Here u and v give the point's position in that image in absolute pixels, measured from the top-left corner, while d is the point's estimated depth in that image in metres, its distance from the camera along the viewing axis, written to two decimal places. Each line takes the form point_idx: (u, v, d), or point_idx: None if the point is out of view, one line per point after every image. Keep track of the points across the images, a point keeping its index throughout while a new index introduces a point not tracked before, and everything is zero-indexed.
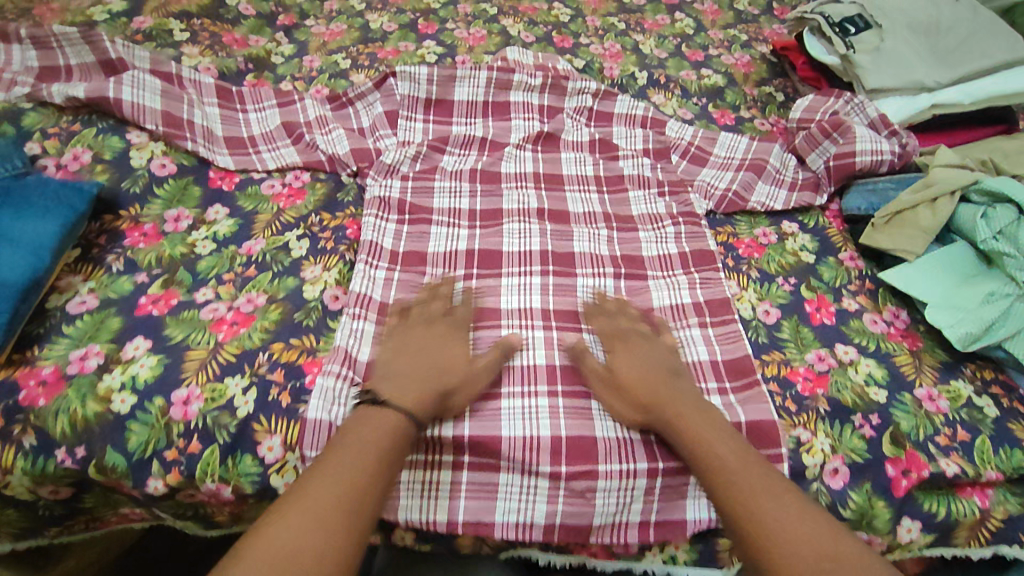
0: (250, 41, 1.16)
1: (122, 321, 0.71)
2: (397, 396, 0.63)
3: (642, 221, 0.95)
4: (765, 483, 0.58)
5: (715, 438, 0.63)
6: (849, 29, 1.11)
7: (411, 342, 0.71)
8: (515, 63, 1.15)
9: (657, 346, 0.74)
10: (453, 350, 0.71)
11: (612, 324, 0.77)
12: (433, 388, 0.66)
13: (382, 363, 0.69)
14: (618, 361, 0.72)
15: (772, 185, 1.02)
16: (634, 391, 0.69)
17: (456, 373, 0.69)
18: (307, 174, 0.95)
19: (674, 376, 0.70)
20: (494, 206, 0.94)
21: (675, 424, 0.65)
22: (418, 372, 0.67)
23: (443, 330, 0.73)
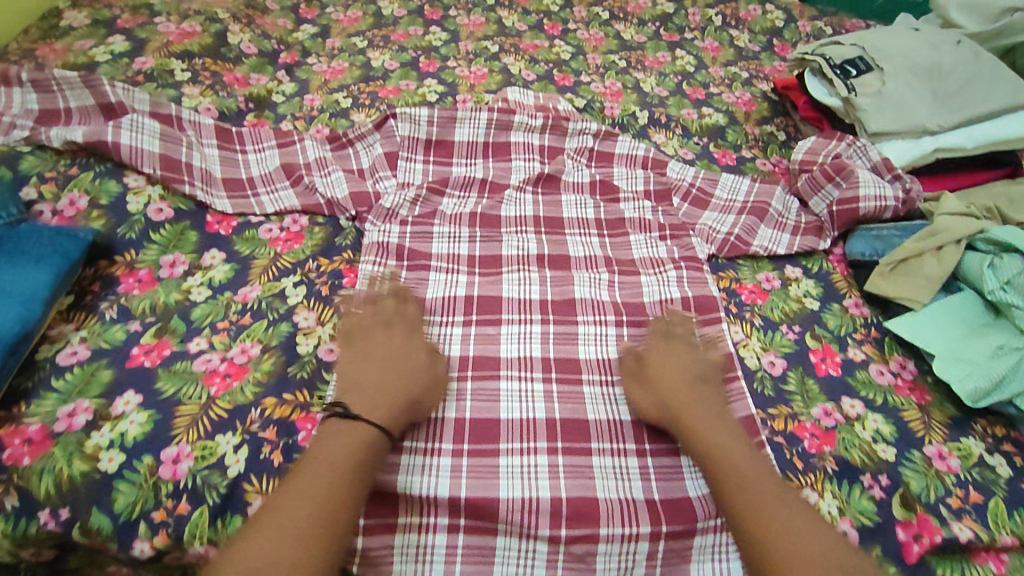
0: (251, 80, 1.16)
1: (113, 373, 0.70)
2: (365, 408, 0.66)
3: (644, 264, 0.94)
4: (774, 491, 0.62)
5: (732, 443, 0.66)
6: (851, 71, 1.11)
7: (373, 351, 0.73)
8: (516, 103, 1.16)
9: (697, 355, 0.78)
10: (413, 355, 0.73)
11: (665, 326, 0.81)
12: (400, 397, 0.68)
13: (347, 374, 0.71)
14: (654, 364, 0.76)
15: (774, 229, 1.01)
16: (659, 390, 0.73)
17: (418, 380, 0.71)
18: (305, 218, 0.95)
19: (700, 381, 0.74)
20: (493, 250, 0.93)
21: (685, 426, 0.69)
22: (382, 382, 0.69)
23: (401, 336, 0.75)
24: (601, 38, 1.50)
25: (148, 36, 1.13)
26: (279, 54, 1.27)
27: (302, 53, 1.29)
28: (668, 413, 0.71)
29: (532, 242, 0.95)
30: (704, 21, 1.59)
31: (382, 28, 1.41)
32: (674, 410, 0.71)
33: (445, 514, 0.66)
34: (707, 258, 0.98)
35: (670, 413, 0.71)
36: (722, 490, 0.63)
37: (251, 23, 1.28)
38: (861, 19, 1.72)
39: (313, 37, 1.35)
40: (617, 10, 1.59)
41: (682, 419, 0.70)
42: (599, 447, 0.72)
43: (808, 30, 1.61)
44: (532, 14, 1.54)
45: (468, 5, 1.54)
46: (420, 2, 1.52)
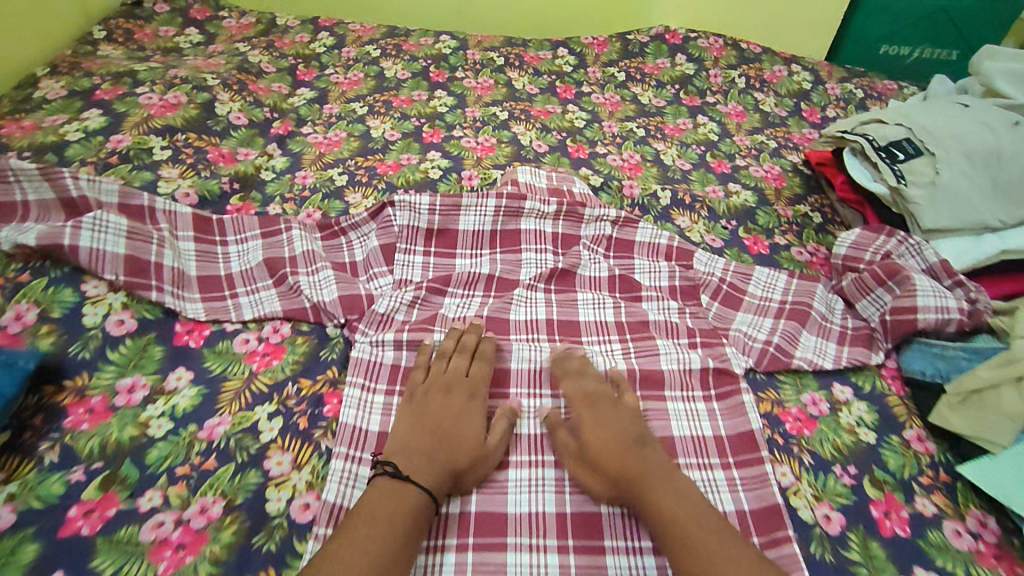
0: (239, 156, 1.07)
1: (42, 546, 0.58)
2: (418, 473, 0.65)
3: (671, 381, 0.83)
4: (712, 533, 0.60)
5: (671, 493, 0.64)
6: (897, 155, 1.01)
7: (428, 411, 0.72)
8: (527, 187, 1.06)
9: (629, 413, 0.74)
10: (470, 424, 0.72)
11: (579, 385, 0.78)
12: (450, 467, 0.67)
13: (400, 432, 0.70)
14: (586, 429, 0.72)
15: (818, 336, 0.91)
16: (603, 461, 0.69)
17: (467, 449, 0.70)
18: (287, 325, 0.84)
19: (640, 445, 0.70)
20: (501, 365, 0.83)
21: (634, 484, 0.66)
22: (434, 447, 0.68)
23: (460, 399, 0.74)
24: (618, 102, 1.40)
25: (126, 109, 1.03)
26: (272, 123, 1.17)
27: (297, 121, 1.20)
28: (614, 477, 0.68)
29: (545, 354, 0.84)
30: (727, 83, 1.49)
31: (385, 92, 1.32)
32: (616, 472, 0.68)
33: None
34: (744, 372, 0.87)
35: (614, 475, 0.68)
36: (668, 542, 0.61)
37: (243, 89, 1.19)
38: (892, 79, 1.63)
39: (310, 103, 1.26)
40: (635, 71, 1.50)
41: (630, 480, 0.66)
42: None
43: (838, 93, 1.52)
44: (544, 75, 1.45)
45: (476, 65, 1.45)
46: (426, 63, 1.43)
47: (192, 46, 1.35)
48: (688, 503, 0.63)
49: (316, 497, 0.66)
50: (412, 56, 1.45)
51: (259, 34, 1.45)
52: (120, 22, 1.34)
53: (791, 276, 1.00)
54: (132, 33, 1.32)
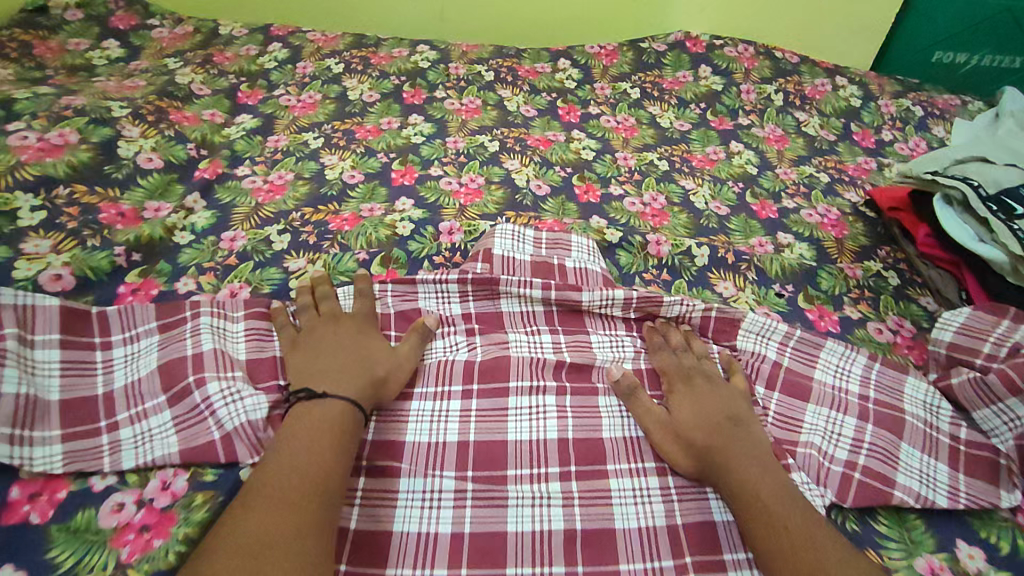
0: (145, 213, 0.82)
1: None
2: (333, 388, 0.61)
3: (731, 535, 0.61)
4: (790, 507, 0.58)
5: (755, 469, 0.61)
6: (1015, 209, 0.78)
7: (325, 340, 0.68)
8: (505, 262, 0.82)
9: (729, 388, 0.70)
10: (368, 338, 0.69)
11: (676, 362, 0.72)
12: (365, 379, 0.64)
13: (304, 361, 0.66)
14: (675, 404, 0.69)
15: (921, 455, 0.70)
16: (690, 437, 0.65)
17: (379, 362, 0.67)
18: (185, 473, 0.60)
19: (733, 427, 0.65)
20: (492, 528, 0.60)
21: (715, 457, 0.63)
22: (344, 365, 0.65)
23: (353, 324, 0.70)
24: (634, 126, 1.15)
25: None
26: (197, 164, 0.92)
27: (230, 160, 0.95)
28: (700, 454, 0.64)
29: (556, 507, 0.62)
30: (762, 100, 1.25)
31: (346, 119, 1.08)
32: (698, 442, 0.64)
33: None
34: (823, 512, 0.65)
35: (695, 445, 0.65)
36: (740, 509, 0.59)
37: (160, 120, 0.94)
38: (950, 93, 1.39)
39: (250, 135, 1.01)
40: (651, 86, 1.25)
41: (714, 457, 0.63)
42: None
43: (893, 111, 1.27)
44: (542, 93, 1.20)
45: (460, 82, 1.20)
46: (399, 80, 1.18)
47: (108, 62, 1.10)
48: (770, 480, 0.60)
49: None
50: (382, 72, 1.20)
51: (196, 47, 1.19)
52: (16, 32, 1.08)
53: (874, 358, 0.77)
54: (29, 46, 1.06)
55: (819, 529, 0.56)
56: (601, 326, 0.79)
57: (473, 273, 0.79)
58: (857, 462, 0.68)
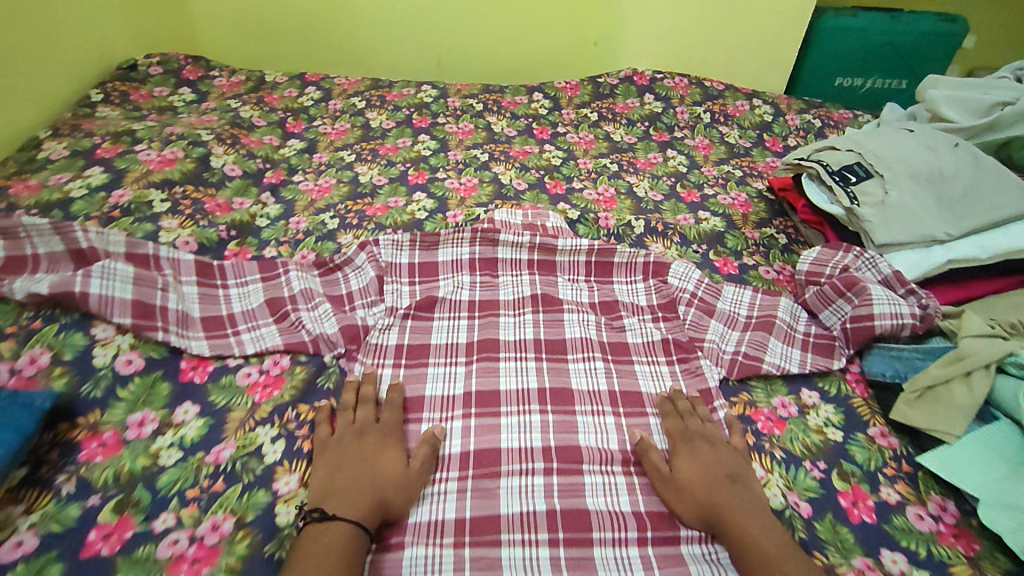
0: (234, 205, 1.13)
1: (66, 568, 0.64)
2: (340, 511, 0.68)
3: (651, 399, 0.90)
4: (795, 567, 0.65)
5: (754, 519, 0.70)
6: (851, 178, 1.09)
7: (344, 456, 0.75)
8: (502, 224, 1.12)
9: (727, 449, 0.80)
10: (387, 458, 0.75)
11: (680, 426, 0.83)
12: (371, 497, 0.70)
13: (327, 476, 0.73)
14: (682, 464, 0.77)
15: (784, 343, 0.97)
16: (693, 491, 0.74)
17: (393, 480, 0.73)
18: (287, 357, 0.89)
19: (732, 481, 0.75)
20: (490, 387, 0.89)
21: (722, 516, 0.71)
22: (360, 484, 0.71)
23: (374, 439, 0.77)
24: (592, 140, 1.49)
25: (126, 166, 1.09)
26: (264, 173, 1.24)
27: (288, 170, 1.27)
28: (702, 507, 0.72)
29: (532, 375, 0.91)
30: (693, 119, 1.59)
31: (371, 141, 1.40)
32: (708, 501, 0.73)
33: None
34: (718, 383, 0.93)
35: (702, 503, 0.73)
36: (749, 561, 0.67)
37: (236, 143, 1.27)
38: (847, 109, 1.73)
39: (300, 153, 1.33)
40: (606, 111, 1.59)
41: (716, 509, 0.72)
42: (600, 538, 0.72)
43: (797, 124, 1.61)
44: (521, 119, 1.54)
45: (457, 112, 1.54)
46: (409, 111, 1.52)
47: (185, 104, 1.43)
48: (768, 530, 0.69)
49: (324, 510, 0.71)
50: (395, 105, 1.53)
51: (250, 91, 1.53)
52: (117, 84, 1.43)
53: (756, 291, 1.06)
54: (127, 94, 1.41)
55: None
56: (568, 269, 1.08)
57: (481, 229, 1.07)
58: (739, 350, 0.96)
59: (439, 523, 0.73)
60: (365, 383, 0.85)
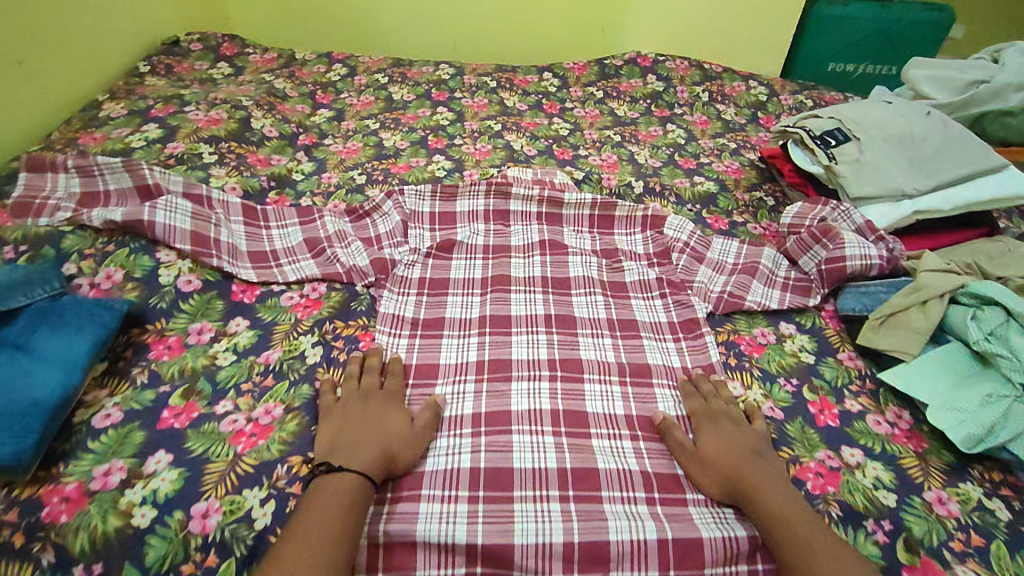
0: (273, 161, 1.26)
1: (146, 435, 0.76)
2: (348, 461, 0.71)
3: (645, 327, 1.01)
4: (818, 537, 0.66)
5: (778, 491, 0.72)
6: (830, 141, 1.20)
7: (350, 416, 0.78)
8: (515, 179, 1.24)
9: (750, 428, 0.82)
10: (392, 417, 0.79)
11: (703, 404, 0.85)
12: (377, 450, 0.73)
13: (334, 433, 0.76)
14: (706, 439, 0.80)
15: (766, 285, 1.07)
16: (716, 463, 0.77)
17: (398, 436, 0.76)
18: (323, 285, 1.01)
19: (755, 456, 0.77)
20: (503, 311, 1.00)
21: (745, 485, 0.73)
22: (366, 439, 0.75)
23: (378, 403, 0.81)
24: (597, 115, 1.61)
25: (178, 124, 1.23)
26: (298, 136, 1.37)
27: (319, 135, 1.40)
28: (725, 478, 0.75)
29: (539, 303, 1.02)
30: (692, 97, 1.70)
31: (393, 111, 1.52)
32: (731, 473, 0.75)
33: (462, 564, 0.69)
34: (706, 316, 1.03)
35: (726, 475, 0.75)
36: (770, 527, 0.69)
37: (272, 108, 1.39)
38: (840, 91, 1.84)
39: (329, 120, 1.46)
40: (611, 90, 1.71)
41: (739, 482, 0.74)
42: (597, 432, 0.83)
43: (790, 103, 1.72)
44: (532, 95, 1.66)
45: (472, 88, 1.66)
46: (428, 86, 1.64)
47: (224, 77, 1.56)
48: (791, 502, 0.71)
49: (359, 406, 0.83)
50: (415, 81, 1.65)
51: (282, 66, 1.66)
52: (162, 57, 1.56)
53: (742, 243, 1.15)
54: (172, 66, 1.54)
55: (842, 547, 0.66)
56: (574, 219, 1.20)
57: (495, 182, 1.19)
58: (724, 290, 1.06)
59: (461, 416, 0.84)
60: (368, 355, 0.88)
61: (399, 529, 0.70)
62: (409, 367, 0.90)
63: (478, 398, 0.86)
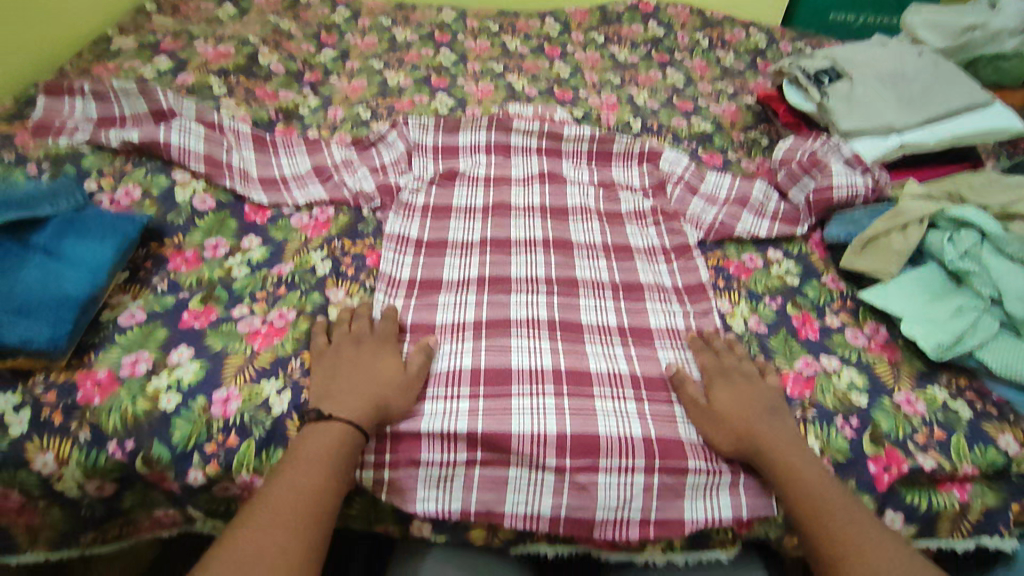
0: (280, 95, 1.29)
1: (168, 333, 0.81)
2: (339, 410, 0.71)
3: (639, 252, 1.05)
4: (834, 500, 0.67)
5: (792, 451, 0.72)
6: (824, 80, 1.23)
7: (342, 361, 0.77)
8: (516, 114, 1.28)
9: (763, 384, 0.81)
10: (385, 363, 0.78)
11: (716, 360, 0.84)
12: (370, 399, 0.73)
13: (326, 379, 0.76)
14: (719, 395, 0.79)
15: (755, 216, 1.10)
16: (730, 420, 0.76)
17: (390, 384, 0.76)
18: (331, 208, 1.05)
19: (769, 414, 0.77)
20: (503, 234, 1.04)
21: (760, 444, 0.73)
22: (358, 386, 0.74)
23: (370, 348, 0.80)
24: (598, 59, 1.63)
25: (188, 58, 1.28)
26: (304, 73, 1.39)
27: (325, 72, 1.42)
28: (739, 436, 0.75)
29: (537, 228, 1.06)
30: (693, 44, 1.72)
31: (397, 52, 1.54)
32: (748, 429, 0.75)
33: (464, 449, 0.76)
34: (696, 243, 1.08)
35: (740, 433, 0.75)
36: (788, 492, 0.69)
37: (278, 46, 1.42)
38: (840, 40, 1.85)
39: (334, 59, 1.48)
40: (612, 35, 1.72)
41: (754, 440, 0.74)
42: (591, 340, 0.89)
43: (789, 51, 1.74)
44: (534, 39, 1.68)
45: (475, 31, 1.67)
46: (431, 29, 1.66)
47: (229, 16, 1.58)
48: (806, 462, 0.71)
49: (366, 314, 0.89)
50: (418, 23, 1.67)
51: (286, 7, 1.67)
52: None
53: (735, 178, 1.17)
54: (178, 6, 1.56)
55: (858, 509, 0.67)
56: (573, 153, 1.23)
57: (496, 117, 1.22)
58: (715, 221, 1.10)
59: (463, 322, 0.90)
60: (359, 305, 0.87)
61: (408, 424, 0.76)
62: (413, 281, 0.95)
63: (479, 308, 0.92)
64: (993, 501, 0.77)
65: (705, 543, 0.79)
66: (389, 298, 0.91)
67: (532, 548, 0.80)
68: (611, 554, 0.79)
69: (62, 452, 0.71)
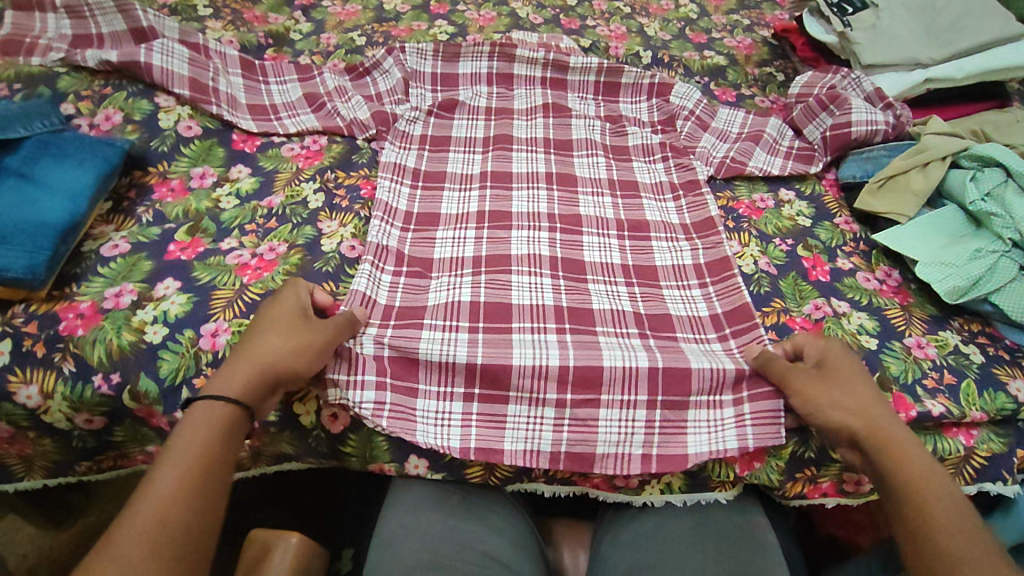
0: (270, 19, 1.22)
1: (153, 264, 0.78)
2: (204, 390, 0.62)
3: (646, 188, 1.01)
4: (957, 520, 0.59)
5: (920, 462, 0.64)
6: (848, 9, 1.15)
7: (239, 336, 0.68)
8: (520, 42, 1.20)
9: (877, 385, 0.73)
10: (272, 328, 0.67)
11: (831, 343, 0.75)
12: (241, 373, 0.63)
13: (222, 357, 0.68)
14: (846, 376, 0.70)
15: (768, 153, 1.06)
16: (864, 400, 0.67)
17: (269, 351, 0.64)
18: (324, 138, 1.01)
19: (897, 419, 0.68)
20: (505, 168, 0.99)
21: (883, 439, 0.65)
22: (234, 360, 0.64)
23: (270, 312, 0.69)
24: None
25: None
26: None
27: None
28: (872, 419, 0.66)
29: (540, 163, 1.01)
30: None
31: None
32: (857, 415, 0.66)
33: (462, 383, 0.74)
34: (706, 180, 1.03)
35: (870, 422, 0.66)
36: (911, 484, 0.62)
37: None
38: None
39: None
40: None
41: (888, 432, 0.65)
42: (594, 279, 0.85)
43: None
44: None
45: None
46: None
47: None
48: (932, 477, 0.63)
49: (360, 243, 0.85)
50: None
51: None
52: None
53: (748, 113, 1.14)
54: None
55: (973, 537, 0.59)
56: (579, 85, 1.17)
57: (498, 44, 1.15)
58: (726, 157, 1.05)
59: (461, 258, 0.86)
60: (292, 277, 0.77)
61: (401, 348, 0.73)
62: (410, 215, 0.91)
63: (478, 244, 0.88)
64: (999, 446, 0.76)
65: (704, 485, 0.77)
66: (385, 226, 0.87)
67: (529, 487, 0.79)
68: (609, 494, 0.78)
69: (45, 385, 0.69)
